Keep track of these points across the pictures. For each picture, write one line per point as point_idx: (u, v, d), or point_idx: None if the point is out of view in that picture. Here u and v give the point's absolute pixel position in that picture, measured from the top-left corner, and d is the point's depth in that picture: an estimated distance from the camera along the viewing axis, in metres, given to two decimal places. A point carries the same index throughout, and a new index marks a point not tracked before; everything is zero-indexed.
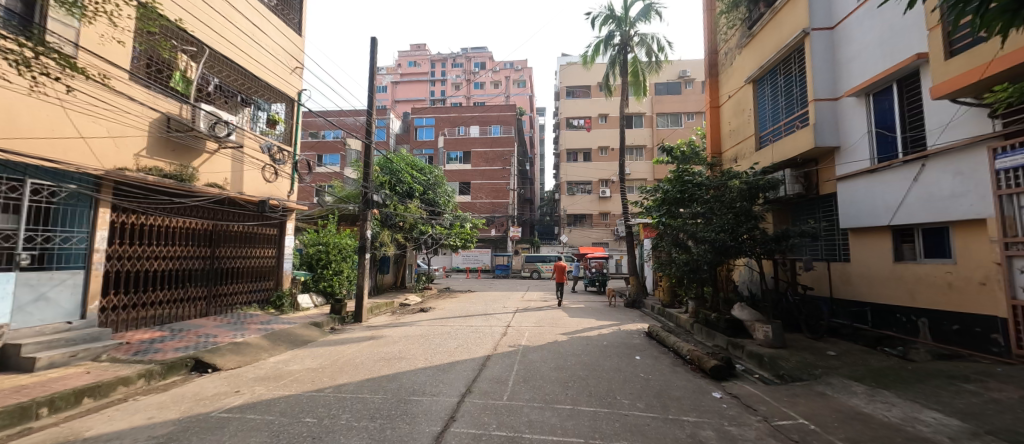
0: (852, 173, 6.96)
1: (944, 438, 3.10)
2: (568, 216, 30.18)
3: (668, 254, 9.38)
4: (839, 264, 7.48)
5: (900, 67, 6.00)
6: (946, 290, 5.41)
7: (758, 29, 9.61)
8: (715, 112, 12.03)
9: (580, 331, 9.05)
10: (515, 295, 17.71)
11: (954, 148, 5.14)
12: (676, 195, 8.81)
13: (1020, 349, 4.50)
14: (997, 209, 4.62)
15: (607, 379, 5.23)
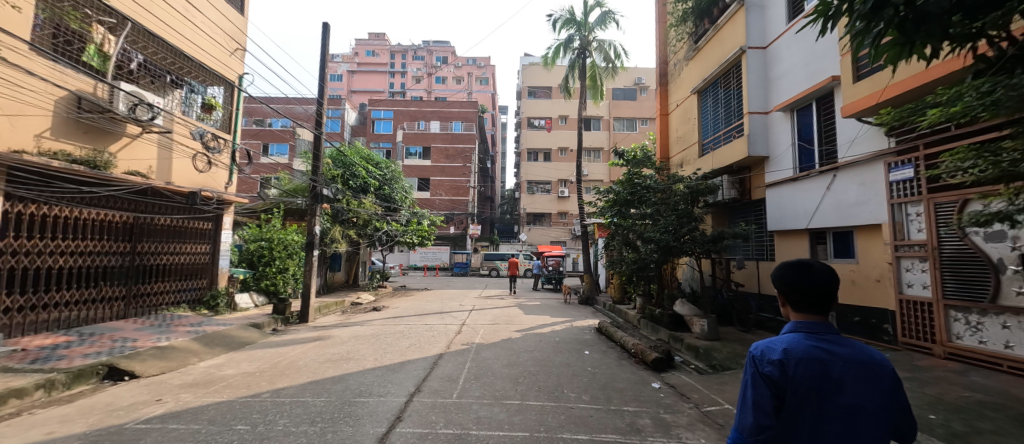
0: (778, 181, 7.71)
1: None
2: (527, 215, 30.55)
3: (619, 253, 9.76)
4: (766, 263, 8.24)
5: (820, 87, 6.72)
6: (851, 286, 6.15)
7: (703, 43, 10.28)
8: (665, 119, 12.69)
9: (534, 327, 9.25)
10: (472, 292, 17.66)
11: (858, 163, 5.88)
12: (626, 196, 9.18)
13: (906, 337, 5.27)
14: (890, 216, 5.41)
15: (557, 374, 5.40)
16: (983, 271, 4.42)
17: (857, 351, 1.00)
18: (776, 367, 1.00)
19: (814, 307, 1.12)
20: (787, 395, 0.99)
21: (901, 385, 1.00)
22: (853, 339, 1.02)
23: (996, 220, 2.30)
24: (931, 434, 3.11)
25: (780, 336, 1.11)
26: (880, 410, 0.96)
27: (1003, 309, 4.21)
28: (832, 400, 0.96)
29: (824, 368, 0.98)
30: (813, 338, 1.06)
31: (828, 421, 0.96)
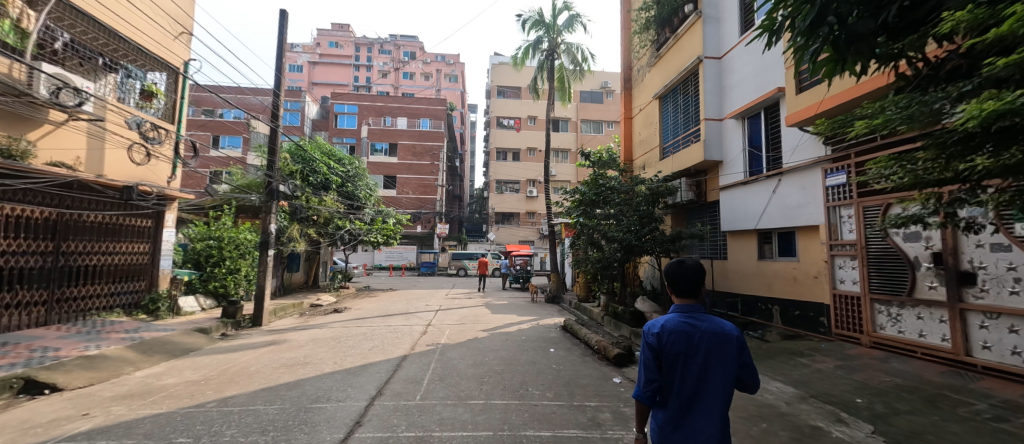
0: (730, 184, 8.19)
1: (782, 403, 3.89)
2: (496, 214, 30.53)
3: (584, 252, 9.99)
4: (719, 261, 8.73)
5: (768, 97, 7.20)
6: (792, 282, 6.65)
7: (664, 51, 10.72)
8: (629, 123, 13.10)
9: (501, 327, 9.26)
10: (439, 292, 17.42)
11: (801, 168, 6.36)
12: (591, 197, 9.37)
13: (839, 328, 5.76)
14: (827, 218, 5.90)
15: (522, 372, 5.44)
16: (902, 267, 4.92)
17: (712, 326, 1.47)
18: (654, 337, 1.49)
19: (690, 292, 1.59)
20: (666, 357, 1.48)
21: (744, 343, 1.47)
22: (710, 315, 1.50)
23: (911, 221, 2.57)
24: (858, 416, 3.44)
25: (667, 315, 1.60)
26: (727, 364, 1.44)
27: (918, 301, 4.70)
28: (694, 358, 1.45)
29: (690, 338, 1.46)
30: (689, 318, 1.53)
31: (694, 373, 1.45)
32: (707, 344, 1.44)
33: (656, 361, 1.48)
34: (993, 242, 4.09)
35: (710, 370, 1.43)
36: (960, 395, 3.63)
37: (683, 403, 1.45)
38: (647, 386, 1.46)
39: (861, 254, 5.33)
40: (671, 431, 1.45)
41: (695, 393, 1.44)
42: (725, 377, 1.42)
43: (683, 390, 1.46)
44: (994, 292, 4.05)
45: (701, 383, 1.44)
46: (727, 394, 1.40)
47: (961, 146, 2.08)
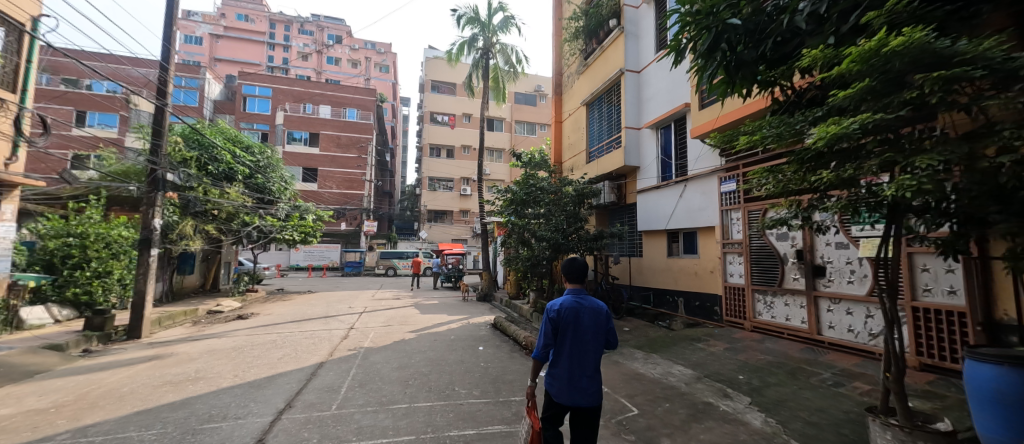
0: (645, 188, 8.97)
1: (682, 384, 4.38)
2: (427, 212, 29.72)
3: (515, 250, 10.18)
4: (635, 258, 9.52)
5: (677, 110, 8.01)
6: (693, 276, 7.50)
7: (591, 60, 11.35)
8: (558, 127, 13.63)
9: (430, 327, 9.05)
10: (365, 293, 16.45)
11: (702, 175, 7.19)
12: (522, 197, 9.53)
13: (729, 316, 6.61)
14: (721, 220, 6.75)
15: (449, 372, 5.37)
16: (775, 262, 5.83)
17: (591, 304, 2.26)
18: (554, 313, 2.19)
19: (578, 281, 2.37)
20: (561, 325, 2.20)
21: (609, 315, 2.30)
22: (590, 296, 2.30)
23: (778, 224, 3.06)
24: (740, 390, 4.00)
25: (563, 298, 2.35)
26: (598, 328, 2.24)
27: (785, 290, 5.60)
28: (579, 325, 2.20)
29: (577, 312, 2.23)
30: (577, 299, 2.31)
31: (577, 335, 2.20)
32: (588, 316, 2.20)
33: (554, 328, 2.19)
34: (836, 241, 5.04)
35: (588, 333, 2.20)
36: (813, 366, 4.41)
37: (569, 358, 2.16)
38: (545, 346, 2.14)
39: (745, 250, 6.20)
40: (560, 378, 2.15)
41: (578, 349, 2.18)
42: (597, 338, 2.20)
43: (571, 348, 2.18)
44: (838, 281, 4.99)
45: (582, 343, 2.19)
46: (596, 347, 2.19)
47: (814, 163, 2.52)
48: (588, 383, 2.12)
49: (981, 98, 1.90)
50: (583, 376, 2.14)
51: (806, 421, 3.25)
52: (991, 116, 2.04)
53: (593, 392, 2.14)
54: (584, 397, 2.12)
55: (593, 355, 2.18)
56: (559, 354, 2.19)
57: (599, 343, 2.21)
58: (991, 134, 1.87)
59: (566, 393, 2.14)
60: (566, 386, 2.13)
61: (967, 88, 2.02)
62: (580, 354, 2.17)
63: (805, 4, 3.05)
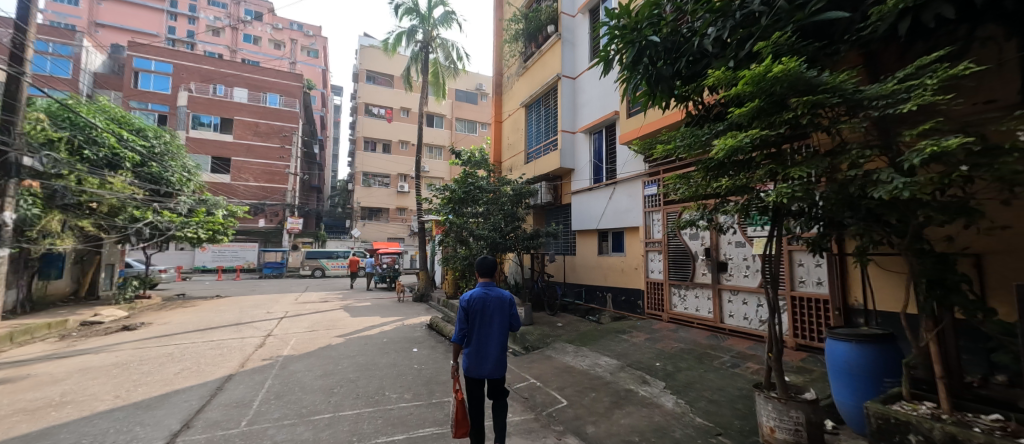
0: (579, 189, 9.40)
1: (607, 374, 4.67)
2: (360, 209, 28.07)
3: (453, 249, 10.03)
4: (569, 256, 9.93)
5: (608, 117, 8.54)
6: (620, 273, 8.03)
7: (530, 64, 11.61)
8: (498, 126, 13.72)
9: (360, 330, 8.56)
10: (287, 297, 15.05)
11: (629, 179, 7.74)
12: (460, 195, 9.43)
13: (650, 308, 7.19)
14: (645, 220, 7.32)
15: (379, 377, 5.13)
16: (687, 259, 6.46)
17: (496, 295, 3.08)
18: (466, 304, 2.99)
19: (488, 276, 3.18)
20: (474, 312, 2.98)
21: (511, 302, 3.12)
22: (496, 288, 3.12)
23: (688, 225, 3.38)
24: (656, 376, 4.39)
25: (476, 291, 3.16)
26: (501, 313, 3.05)
27: (696, 284, 6.24)
28: (488, 312, 3.01)
29: (487, 301, 3.04)
30: (486, 290, 3.13)
31: (487, 319, 3.00)
32: (495, 304, 3.00)
33: (469, 315, 2.98)
34: (736, 240, 5.73)
35: (495, 318, 3.01)
36: (716, 350, 4.98)
37: (478, 339, 2.96)
38: (461, 330, 2.92)
39: (665, 248, 6.79)
40: (472, 355, 2.93)
41: (487, 330, 2.99)
42: (501, 321, 3.02)
43: (480, 329, 2.98)
44: (737, 275, 5.68)
45: (490, 326, 2.99)
46: (498, 326, 3.00)
47: (716, 170, 2.84)
48: (492, 357, 2.92)
49: (837, 121, 2.29)
50: (491, 350, 2.95)
51: (709, 400, 3.67)
52: (844, 138, 2.47)
53: (499, 361, 2.94)
54: (491, 366, 2.90)
55: (496, 335, 2.99)
56: (473, 335, 2.97)
57: (501, 325, 3.03)
58: (845, 151, 2.25)
59: (477, 365, 2.92)
60: (478, 360, 2.89)
61: (828, 112, 2.41)
62: (489, 334, 2.98)
63: (712, 30, 3.47)
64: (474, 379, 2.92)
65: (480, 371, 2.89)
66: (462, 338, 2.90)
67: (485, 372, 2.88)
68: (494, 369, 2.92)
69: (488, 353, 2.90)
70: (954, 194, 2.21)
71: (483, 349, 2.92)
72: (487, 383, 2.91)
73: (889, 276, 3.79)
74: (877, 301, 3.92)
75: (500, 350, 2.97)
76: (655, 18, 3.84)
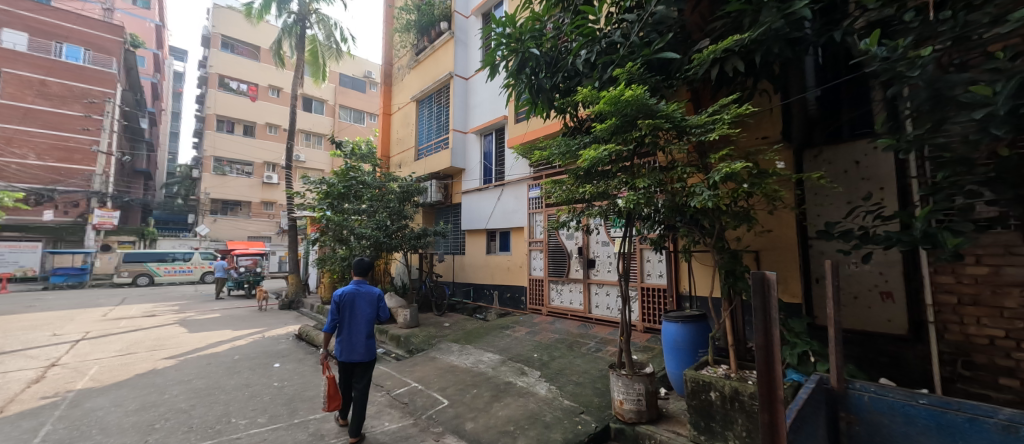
0: (469, 189, 9.50)
1: (488, 369, 4.84)
2: (209, 201, 23.19)
3: (329, 249, 9.05)
4: (458, 256, 9.92)
5: (498, 121, 8.81)
6: (506, 271, 8.37)
7: (422, 57, 11.25)
8: (387, 119, 12.92)
9: (204, 348, 7.10)
10: (91, 313, 11.54)
11: (516, 181, 8.13)
12: (340, 190, 8.62)
13: (531, 303, 7.68)
14: (529, 222, 7.76)
15: (226, 400, 4.35)
16: (564, 257, 7.09)
17: (366, 289, 3.56)
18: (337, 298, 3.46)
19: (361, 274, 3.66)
20: (344, 305, 3.46)
21: (381, 295, 3.61)
22: (367, 283, 3.59)
23: (561, 225, 3.67)
24: (533, 366, 4.71)
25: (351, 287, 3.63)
26: (370, 305, 3.54)
27: (570, 279, 6.89)
28: (357, 304, 3.49)
29: (356, 295, 3.53)
30: (359, 286, 3.61)
31: (356, 311, 3.48)
32: (363, 297, 3.47)
33: (339, 307, 3.44)
34: (602, 240, 6.51)
35: (362, 309, 3.49)
36: (584, 338, 5.59)
37: (347, 329, 3.41)
38: (331, 321, 3.37)
39: (545, 247, 7.34)
40: (341, 344, 3.37)
41: (355, 320, 3.46)
42: (368, 312, 3.50)
43: (349, 320, 3.43)
44: (603, 270, 6.48)
45: (358, 315, 3.46)
46: (366, 317, 3.48)
47: (584, 177, 3.20)
48: (359, 344, 3.38)
49: (669, 143, 2.81)
50: (357, 337, 3.41)
51: (575, 383, 4.10)
52: (674, 156, 3.03)
53: (364, 347, 3.39)
54: (359, 353, 3.36)
55: (364, 325, 3.46)
56: (343, 325, 3.43)
57: (370, 315, 3.51)
58: (675, 169, 2.79)
59: (346, 353, 3.37)
60: (345, 346, 3.36)
61: (665, 135, 2.92)
62: (355, 323, 3.44)
63: (583, 52, 3.98)
64: (344, 365, 3.38)
65: (345, 356, 3.36)
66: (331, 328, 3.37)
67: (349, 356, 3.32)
68: (358, 354, 3.38)
69: (352, 340, 3.35)
70: (741, 205, 2.90)
71: (349, 337, 3.38)
72: (357, 368, 3.38)
73: (706, 268, 4.77)
74: (698, 288, 4.90)
75: (366, 339, 3.43)
76: (536, 32, 4.29)
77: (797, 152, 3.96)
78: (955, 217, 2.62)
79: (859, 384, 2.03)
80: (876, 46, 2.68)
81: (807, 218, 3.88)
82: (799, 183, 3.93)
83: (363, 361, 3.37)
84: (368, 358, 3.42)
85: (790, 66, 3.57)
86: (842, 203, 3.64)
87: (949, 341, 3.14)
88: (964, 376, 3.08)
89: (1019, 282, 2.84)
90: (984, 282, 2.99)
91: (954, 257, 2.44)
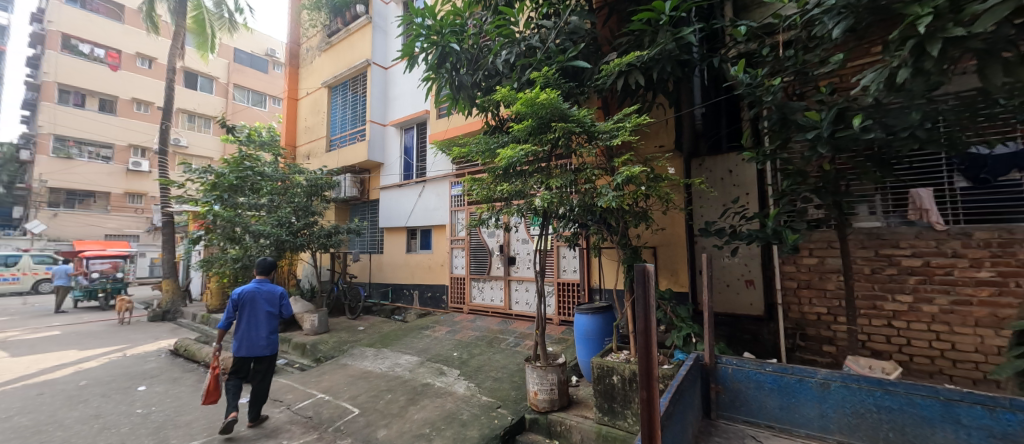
0: (388, 184, 9.03)
1: (405, 372, 4.67)
2: (46, 191, 18.47)
3: (217, 250, 7.82)
4: (376, 255, 9.36)
5: (420, 115, 8.50)
6: (427, 270, 8.16)
7: (335, 40, 10.37)
8: (293, 105, 11.63)
9: (34, 374, 5.66)
10: None
11: (437, 178, 7.96)
12: (232, 182, 7.41)
13: (452, 302, 7.58)
14: (452, 220, 7.64)
15: (65, 437, 3.53)
16: (486, 254, 7.13)
17: (268, 288, 3.83)
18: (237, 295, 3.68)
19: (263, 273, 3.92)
20: (243, 302, 3.69)
21: (283, 293, 3.90)
22: (268, 282, 3.85)
23: (480, 223, 3.66)
24: (452, 365, 4.66)
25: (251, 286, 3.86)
26: (271, 302, 3.82)
27: (492, 277, 6.96)
28: (257, 301, 3.73)
29: (257, 293, 3.78)
30: (260, 285, 3.86)
31: (256, 308, 3.72)
32: (263, 295, 3.74)
33: (238, 305, 3.67)
34: (522, 237, 6.70)
35: (262, 306, 3.73)
36: (503, 334, 5.69)
37: (246, 325, 3.64)
38: (230, 318, 3.58)
39: (467, 245, 7.31)
40: (240, 339, 3.60)
41: (254, 316, 3.70)
42: (269, 309, 3.75)
43: (249, 316, 3.68)
44: (523, 267, 6.66)
45: (258, 312, 3.70)
46: (266, 313, 3.75)
47: (503, 176, 3.25)
48: (259, 339, 3.64)
49: (580, 146, 3.00)
50: (258, 333, 3.66)
51: (493, 378, 4.17)
52: (584, 159, 3.24)
53: (264, 341, 3.66)
54: (259, 347, 3.62)
55: (265, 320, 3.73)
56: (242, 321, 3.66)
57: (271, 312, 3.79)
58: (584, 171, 2.99)
59: (246, 347, 3.60)
60: (242, 340, 3.59)
61: (576, 138, 3.12)
62: (254, 320, 3.69)
63: (503, 52, 4.06)
64: (243, 359, 3.59)
65: (244, 350, 3.58)
66: (229, 324, 3.58)
67: (247, 350, 3.55)
68: (257, 348, 3.62)
69: (251, 335, 3.60)
70: (640, 205, 3.23)
71: (249, 333, 3.62)
72: (256, 361, 3.63)
73: (613, 263, 5.20)
74: (606, 281, 5.32)
75: (266, 334, 3.70)
76: (456, 28, 4.25)
77: (686, 160, 4.53)
78: (795, 218, 3.26)
79: (726, 359, 2.39)
80: (743, 73, 3.22)
81: (693, 218, 4.46)
82: (688, 187, 4.51)
83: (261, 355, 3.62)
84: (267, 352, 3.68)
85: (681, 84, 4.07)
86: (719, 205, 4.26)
87: (792, 319, 3.94)
88: (801, 345, 3.91)
89: (837, 269, 3.71)
90: (814, 270, 3.84)
91: (794, 249, 3.04)
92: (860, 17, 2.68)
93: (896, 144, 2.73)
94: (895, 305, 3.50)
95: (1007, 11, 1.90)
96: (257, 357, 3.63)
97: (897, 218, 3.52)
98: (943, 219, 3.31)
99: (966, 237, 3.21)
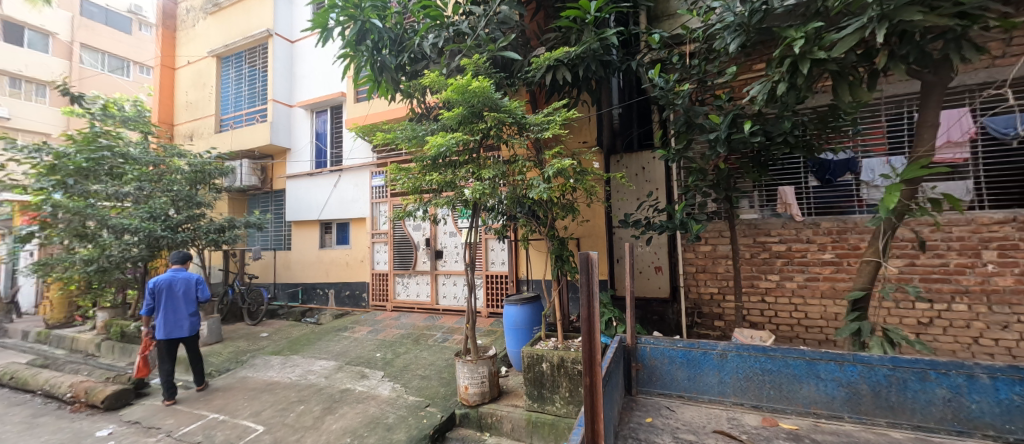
0: (297, 172, 8.09)
1: (321, 378, 4.26)
2: None
3: (63, 248, 6.23)
4: (282, 252, 8.35)
5: (335, 98, 7.74)
6: (345, 267, 7.55)
7: (226, 3, 8.92)
8: (170, 75, 9.72)
9: None
10: None
11: (357, 167, 7.37)
12: (82, 164, 5.92)
13: (375, 300, 7.12)
14: (373, 212, 7.14)
15: None
16: (410, 249, 6.81)
17: (184, 275, 4.20)
18: (154, 284, 4.08)
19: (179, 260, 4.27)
20: (160, 290, 4.08)
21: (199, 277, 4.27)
22: (182, 269, 4.20)
23: (406, 215, 3.43)
24: (375, 367, 4.37)
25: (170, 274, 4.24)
26: (188, 288, 4.22)
27: (417, 272, 6.68)
28: (172, 289, 4.10)
29: (173, 281, 4.16)
30: (177, 273, 4.24)
31: (173, 294, 4.12)
32: (179, 282, 4.12)
33: (156, 293, 4.07)
34: (449, 230, 6.52)
35: (179, 293, 4.13)
36: (430, 330, 5.50)
37: (165, 309, 4.06)
38: (149, 305, 4.01)
39: (390, 239, 6.91)
40: (163, 322, 4.05)
41: (172, 302, 4.10)
42: (186, 294, 4.16)
43: (167, 302, 4.08)
44: (451, 261, 6.49)
45: (176, 298, 4.11)
46: (184, 297, 4.16)
47: (433, 164, 3.08)
48: (180, 321, 4.10)
49: (511, 137, 2.99)
50: (178, 316, 4.11)
51: (421, 377, 4.01)
52: (514, 151, 3.24)
53: (185, 323, 4.13)
54: (181, 328, 4.10)
55: (184, 303, 4.17)
56: (161, 307, 4.08)
57: (190, 296, 4.21)
58: (516, 163, 3.02)
59: (169, 330, 4.06)
60: (164, 325, 4.04)
61: (508, 129, 3.10)
62: (174, 305, 4.10)
63: (430, 36, 3.88)
64: (166, 340, 4.06)
65: (165, 332, 4.03)
66: (149, 311, 4.01)
67: (169, 333, 4.03)
68: (180, 331, 4.10)
69: (171, 319, 4.05)
70: (567, 198, 3.34)
71: (169, 317, 4.06)
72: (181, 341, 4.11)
73: (540, 254, 5.34)
74: (533, 273, 5.48)
75: (187, 316, 4.16)
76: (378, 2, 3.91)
77: (607, 156, 4.82)
78: (696, 211, 3.69)
79: (644, 339, 2.60)
80: (658, 76, 3.49)
81: (612, 210, 4.80)
82: (608, 182, 4.80)
83: (184, 336, 4.11)
84: (189, 332, 4.14)
85: (603, 84, 4.29)
86: (634, 199, 4.64)
87: (691, 299, 4.49)
88: (698, 321, 4.46)
89: (726, 255, 4.31)
90: (709, 256, 4.41)
91: (696, 238, 3.41)
92: (749, 36, 3.08)
93: (772, 148, 3.22)
94: (767, 283, 4.18)
95: (854, 42, 2.33)
96: (180, 337, 4.11)
97: (769, 211, 4.19)
98: (801, 212, 4.01)
99: (816, 227, 3.94)
